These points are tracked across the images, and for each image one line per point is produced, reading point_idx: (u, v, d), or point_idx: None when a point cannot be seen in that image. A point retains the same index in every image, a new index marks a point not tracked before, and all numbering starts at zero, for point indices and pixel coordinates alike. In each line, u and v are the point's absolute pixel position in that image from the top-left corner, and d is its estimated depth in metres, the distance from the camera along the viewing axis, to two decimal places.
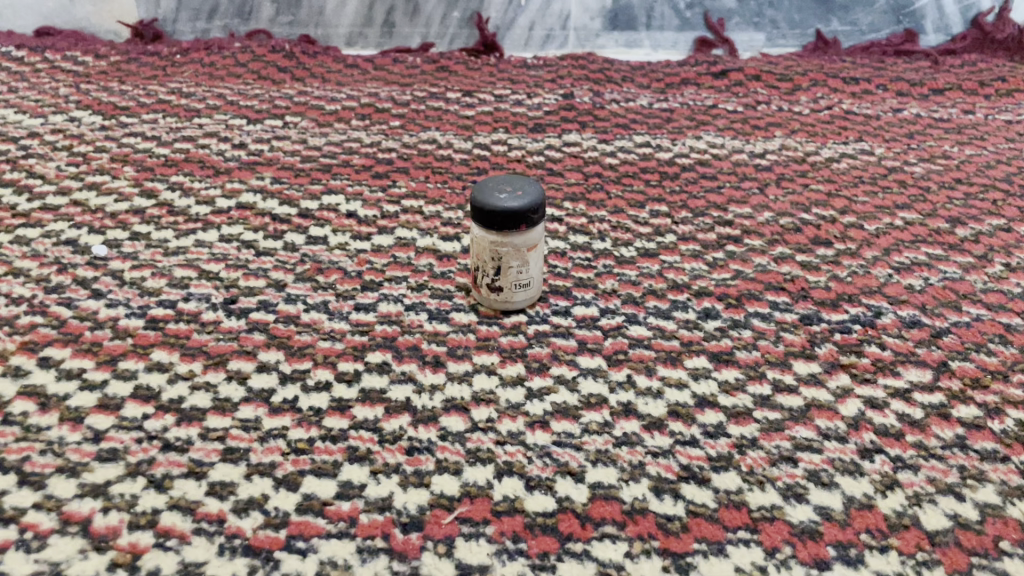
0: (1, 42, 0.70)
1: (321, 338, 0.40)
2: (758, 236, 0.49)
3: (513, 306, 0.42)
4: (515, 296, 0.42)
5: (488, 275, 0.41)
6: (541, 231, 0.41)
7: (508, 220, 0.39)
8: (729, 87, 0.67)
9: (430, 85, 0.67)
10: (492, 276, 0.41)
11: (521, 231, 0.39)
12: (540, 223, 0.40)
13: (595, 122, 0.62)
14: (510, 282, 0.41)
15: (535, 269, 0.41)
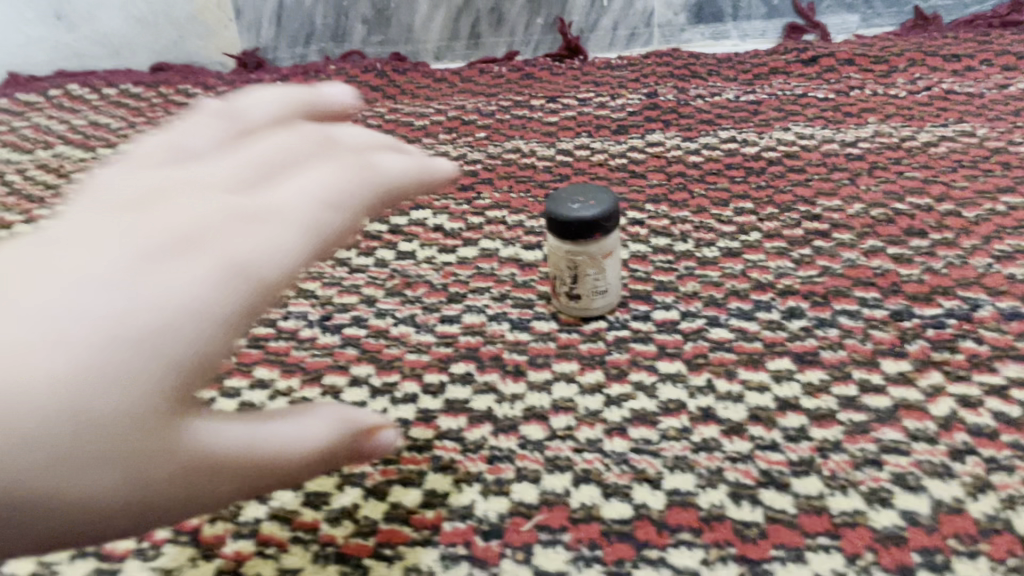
0: (121, 80, 0.76)
1: (410, 351, 0.42)
2: (848, 229, 0.48)
3: (596, 311, 0.43)
4: (594, 302, 0.42)
5: (566, 284, 0.42)
6: (614, 236, 0.41)
7: (581, 229, 0.40)
8: (820, 73, 0.65)
9: (515, 94, 0.68)
10: (570, 284, 0.42)
11: (595, 239, 0.40)
12: (614, 230, 0.41)
13: (679, 120, 0.61)
14: (588, 290, 0.42)
15: (612, 275, 0.42)
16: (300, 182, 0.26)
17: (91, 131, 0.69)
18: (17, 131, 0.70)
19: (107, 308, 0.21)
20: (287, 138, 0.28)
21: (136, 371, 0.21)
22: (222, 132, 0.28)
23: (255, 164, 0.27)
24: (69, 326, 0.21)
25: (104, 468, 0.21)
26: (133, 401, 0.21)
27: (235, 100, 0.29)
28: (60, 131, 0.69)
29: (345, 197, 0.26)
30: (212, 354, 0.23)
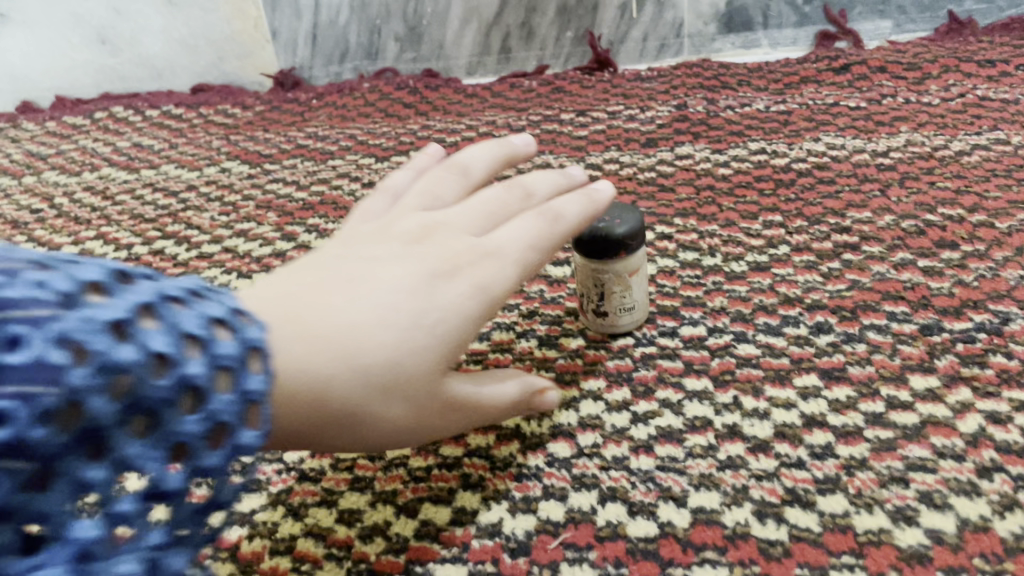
0: (164, 101, 0.79)
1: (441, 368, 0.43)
2: (878, 242, 0.48)
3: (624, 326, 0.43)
4: (620, 319, 0.43)
5: (593, 301, 0.43)
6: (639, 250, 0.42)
7: (606, 247, 0.40)
8: (852, 82, 0.64)
9: (545, 108, 0.69)
10: (597, 301, 0.42)
11: (620, 257, 0.40)
12: (638, 248, 0.41)
13: (708, 132, 0.61)
14: (615, 307, 0.42)
15: (639, 293, 0.42)
16: (512, 230, 0.37)
17: (135, 153, 0.71)
18: (64, 154, 0.72)
19: (412, 294, 0.32)
20: (495, 192, 0.39)
21: (454, 342, 0.32)
22: (455, 185, 0.41)
23: (483, 209, 0.38)
24: (393, 316, 0.31)
25: (424, 401, 0.32)
26: (431, 364, 0.31)
27: (461, 159, 0.42)
28: (106, 153, 0.71)
29: (541, 243, 0.37)
30: (470, 333, 0.33)
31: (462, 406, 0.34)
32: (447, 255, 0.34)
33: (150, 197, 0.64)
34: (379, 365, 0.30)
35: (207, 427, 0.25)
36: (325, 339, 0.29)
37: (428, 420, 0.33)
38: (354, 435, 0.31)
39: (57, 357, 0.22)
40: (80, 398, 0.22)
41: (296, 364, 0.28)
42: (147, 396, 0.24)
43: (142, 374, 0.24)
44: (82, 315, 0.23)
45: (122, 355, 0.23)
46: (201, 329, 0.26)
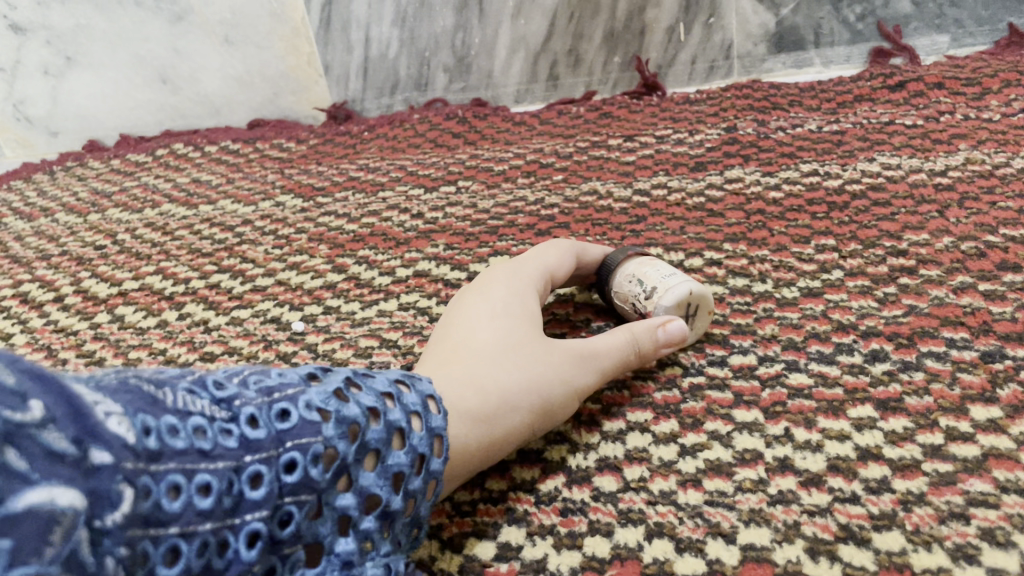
0: (222, 137, 0.81)
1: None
2: (936, 265, 0.46)
3: (679, 292, 0.42)
4: (669, 282, 0.43)
5: (636, 292, 0.44)
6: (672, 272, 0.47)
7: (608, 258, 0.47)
8: (908, 99, 0.62)
9: (593, 134, 0.69)
10: (639, 288, 0.44)
11: (624, 254, 0.47)
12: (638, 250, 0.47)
13: (758, 154, 0.60)
14: (654, 277, 0.44)
15: (667, 266, 0.45)
16: (526, 250, 0.46)
17: (194, 188, 0.73)
18: (128, 190, 0.75)
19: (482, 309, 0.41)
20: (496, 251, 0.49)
21: (526, 313, 0.41)
22: None
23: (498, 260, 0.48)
24: (477, 319, 0.40)
25: (547, 352, 0.38)
26: (530, 333, 0.39)
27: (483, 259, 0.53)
28: (166, 189, 0.74)
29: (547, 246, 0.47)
30: (536, 309, 0.42)
31: (589, 353, 0.40)
32: (493, 281, 0.43)
33: (207, 231, 0.66)
34: (491, 343, 0.38)
35: (415, 459, 0.30)
36: (452, 362, 0.37)
37: (569, 367, 0.39)
38: (529, 398, 0.36)
39: (313, 416, 0.27)
40: (336, 444, 0.27)
41: (451, 376, 0.36)
42: (374, 439, 0.28)
43: (365, 423, 0.28)
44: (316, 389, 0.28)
45: (353, 409, 0.28)
46: (389, 387, 0.31)
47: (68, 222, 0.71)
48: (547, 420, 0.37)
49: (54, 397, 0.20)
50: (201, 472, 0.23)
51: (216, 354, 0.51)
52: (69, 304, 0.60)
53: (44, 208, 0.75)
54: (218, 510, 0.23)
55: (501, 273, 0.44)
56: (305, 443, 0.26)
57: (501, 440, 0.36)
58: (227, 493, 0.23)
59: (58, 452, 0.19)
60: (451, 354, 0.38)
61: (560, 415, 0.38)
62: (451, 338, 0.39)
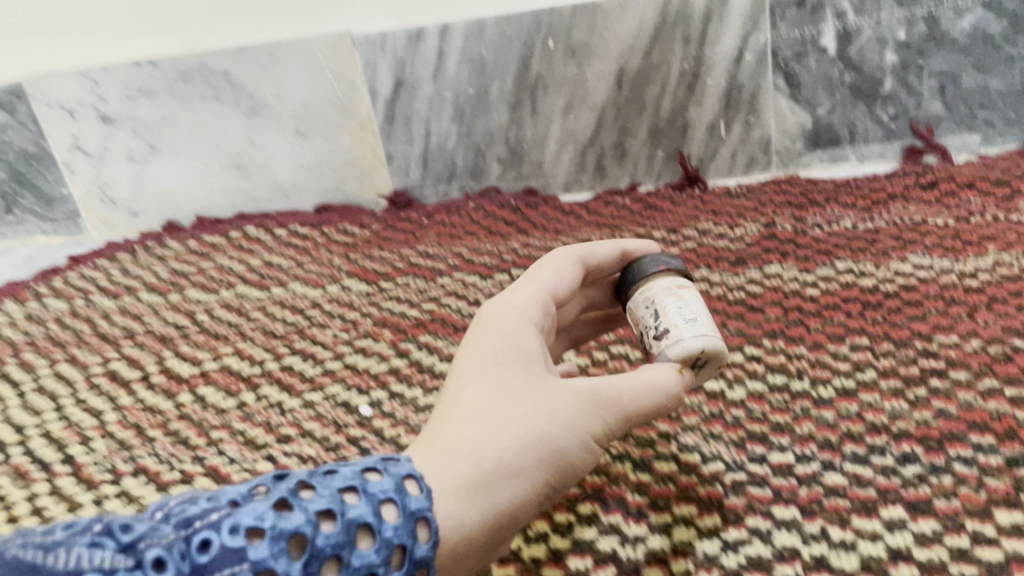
0: (291, 221, 0.87)
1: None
2: (965, 367, 0.49)
3: (688, 348, 0.45)
4: (682, 331, 0.46)
5: (652, 326, 0.47)
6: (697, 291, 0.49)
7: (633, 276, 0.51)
8: (939, 199, 0.66)
9: (638, 226, 0.73)
10: (655, 323, 0.47)
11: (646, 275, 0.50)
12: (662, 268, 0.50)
13: (796, 251, 0.64)
14: (672, 320, 0.47)
15: (693, 307, 0.47)
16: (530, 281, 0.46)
17: (266, 270, 0.79)
18: (205, 272, 0.81)
19: (478, 351, 0.41)
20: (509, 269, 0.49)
21: (523, 352, 0.41)
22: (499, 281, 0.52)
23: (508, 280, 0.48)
24: (472, 368, 0.40)
25: (546, 397, 0.39)
26: (523, 383, 0.39)
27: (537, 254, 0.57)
28: (241, 271, 0.80)
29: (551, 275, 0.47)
30: (533, 346, 0.42)
31: (595, 393, 0.40)
32: (491, 316, 0.43)
33: (279, 314, 0.71)
34: (480, 399, 0.38)
35: (385, 552, 0.32)
36: (442, 426, 0.38)
37: (573, 410, 0.39)
38: (530, 454, 0.37)
39: (238, 540, 0.30)
40: (268, 563, 0.29)
41: (440, 446, 0.37)
42: (324, 544, 0.31)
43: (312, 532, 0.31)
44: (252, 510, 0.31)
45: (289, 522, 0.31)
46: (352, 483, 0.33)
47: (150, 301, 0.77)
48: (556, 468, 0.38)
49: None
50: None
51: (291, 436, 0.56)
52: (155, 383, 0.65)
53: (128, 287, 0.81)
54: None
55: (500, 306, 0.44)
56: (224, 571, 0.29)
57: (509, 505, 0.37)
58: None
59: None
60: (448, 413, 0.39)
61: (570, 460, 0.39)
62: (448, 393, 0.40)
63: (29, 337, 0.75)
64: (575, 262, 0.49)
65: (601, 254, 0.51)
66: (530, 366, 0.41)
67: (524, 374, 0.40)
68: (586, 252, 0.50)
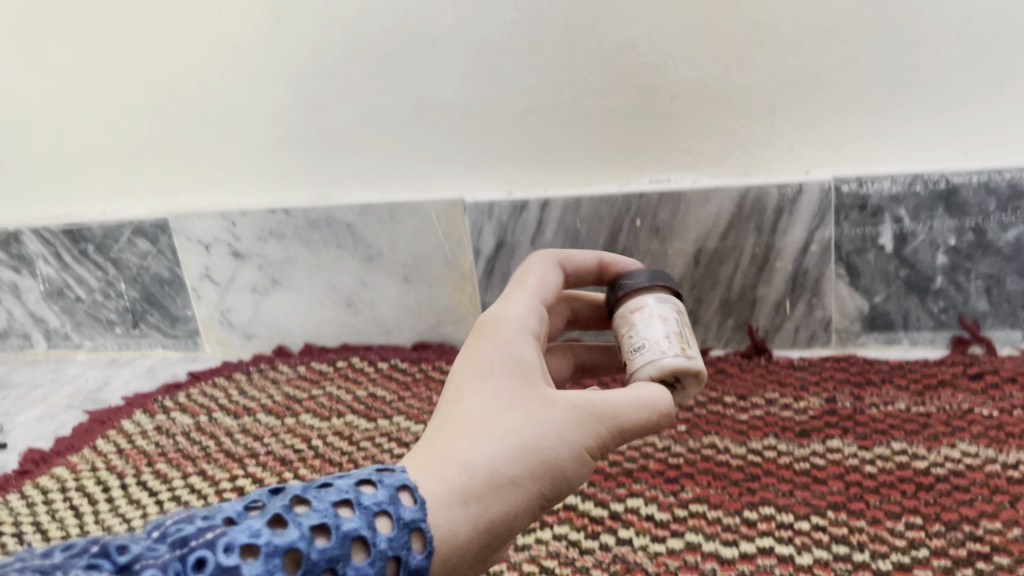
0: (392, 355, 0.99)
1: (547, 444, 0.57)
2: (1008, 553, 0.56)
3: (645, 371, 0.58)
4: (638, 358, 0.59)
5: (623, 357, 0.61)
6: (657, 307, 0.62)
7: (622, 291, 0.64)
8: (984, 389, 0.74)
9: (710, 388, 0.82)
10: (624, 355, 0.61)
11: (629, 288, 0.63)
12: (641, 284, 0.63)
13: (855, 427, 0.72)
14: (631, 350, 0.60)
15: (646, 333, 0.60)
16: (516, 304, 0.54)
17: (371, 402, 0.89)
18: (316, 399, 0.91)
19: (475, 367, 0.49)
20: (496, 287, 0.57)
21: (519, 369, 0.49)
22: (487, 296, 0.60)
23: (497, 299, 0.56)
24: (473, 386, 0.48)
25: (539, 413, 0.47)
26: (520, 399, 0.47)
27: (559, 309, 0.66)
28: (350, 401, 0.90)
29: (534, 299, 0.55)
30: (529, 361, 0.50)
31: (587, 408, 0.48)
32: (486, 336, 0.51)
33: (387, 445, 0.80)
34: (480, 414, 0.46)
35: (378, 563, 0.38)
36: (446, 437, 0.45)
37: (567, 424, 0.47)
38: (521, 465, 0.45)
39: (232, 557, 0.35)
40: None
41: (442, 455, 0.44)
42: (318, 557, 0.36)
43: (307, 547, 0.36)
44: (248, 532, 0.36)
45: (288, 537, 0.36)
46: (341, 501, 0.40)
47: (268, 422, 0.87)
48: (547, 477, 0.46)
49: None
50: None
51: None
52: None
53: (247, 407, 0.91)
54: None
55: (494, 325, 0.52)
56: None
57: (505, 510, 0.44)
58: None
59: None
60: (451, 422, 0.46)
61: (561, 471, 0.46)
62: (450, 406, 0.47)
63: (161, 449, 0.85)
64: (553, 258, 0.63)
65: (577, 257, 0.65)
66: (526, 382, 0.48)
67: (520, 391, 0.48)
68: (566, 254, 0.64)
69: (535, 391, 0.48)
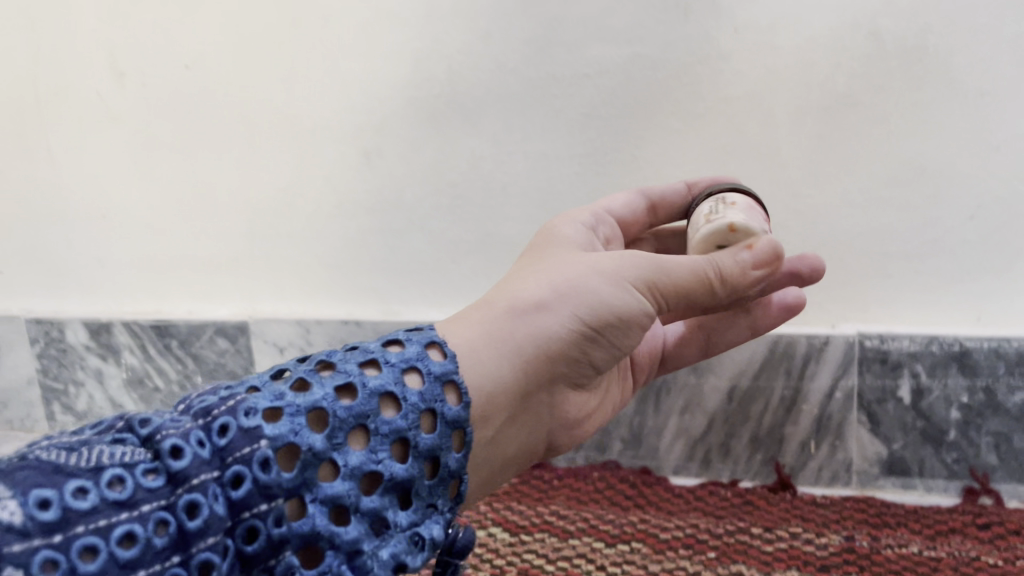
0: None
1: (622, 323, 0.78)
2: None
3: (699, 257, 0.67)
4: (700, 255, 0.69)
5: None
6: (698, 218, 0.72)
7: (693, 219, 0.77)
8: (991, 539, 0.81)
9: (738, 519, 0.90)
10: None
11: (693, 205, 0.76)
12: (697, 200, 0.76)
13: (871, 566, 0.79)
14: None
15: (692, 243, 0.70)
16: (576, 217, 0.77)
17: None
18: None
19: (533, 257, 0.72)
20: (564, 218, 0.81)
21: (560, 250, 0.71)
22: None
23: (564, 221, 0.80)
24: (528, 265, 0.71)
25: (576, 265, 0.67)
26: (559, 262, 0.68)
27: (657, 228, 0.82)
28: None
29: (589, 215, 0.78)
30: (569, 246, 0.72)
31: (621, 253, 0.66)
32: (545, 237, 0.75)
33: None
34: (526, 276, 0.68)
35: (409, 415, 0.54)
36: (502, 294, 0.67)
37: (598, 266, 0.66)
38: (552, 297, 0.64)
39: (253, 421, 0.49)
40: (290, 436, 0.49)
41: (497, 302, 0.66)
42: (345, 414, 0.52)
43: (333, 406, 0.52)
44: (274, 400, 0.51)
45: (313, 398, 0.52)
46: (364, 365, 0.56)
47: None
48: (581, 298, 0.64)
49: (14, 483, 0.40)
50: (155, 482, 0.45)
51: None
52: None
53: None
54: (184, 496, 0.45)
55: (554, 230, 0.75)
56: (246, 439, 0.48)
57: (546, 331, 0.64)
58: (189, 488, 0.45)
59: (32, 515, 0.40)
60: (511, 282, 0.68)
61: (600, 297, 0.64)
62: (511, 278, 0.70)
63: None
64: (636, 194, 0.82)
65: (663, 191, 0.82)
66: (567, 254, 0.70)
67: (561, 259, 0.69)
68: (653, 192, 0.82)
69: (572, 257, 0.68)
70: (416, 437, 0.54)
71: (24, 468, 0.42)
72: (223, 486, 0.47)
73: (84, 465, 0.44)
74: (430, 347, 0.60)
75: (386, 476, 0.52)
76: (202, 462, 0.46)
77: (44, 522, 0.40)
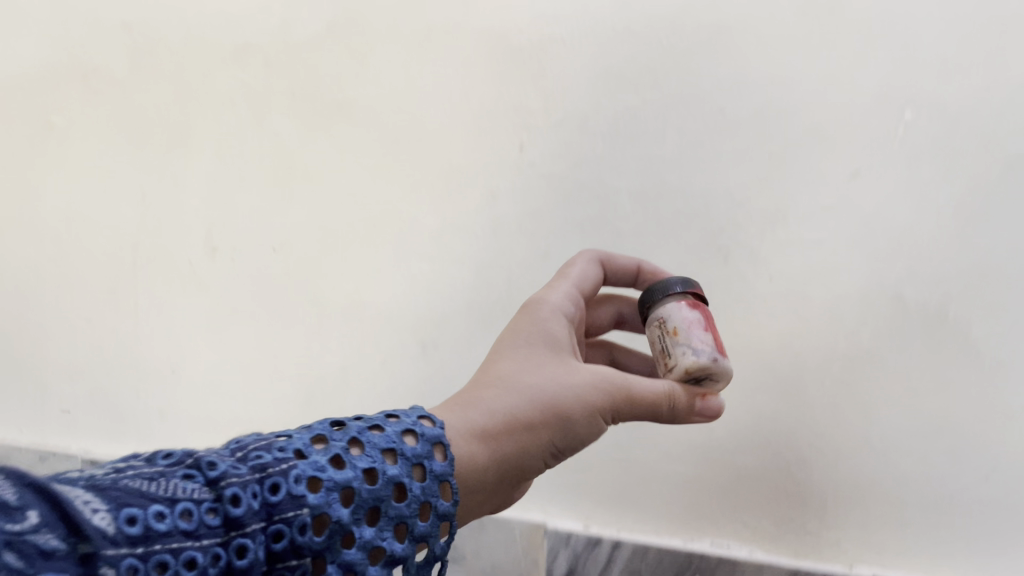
0: None
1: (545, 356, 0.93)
2: None
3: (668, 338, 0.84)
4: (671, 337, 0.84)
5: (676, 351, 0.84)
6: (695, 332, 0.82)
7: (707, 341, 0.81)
8: None
9: None
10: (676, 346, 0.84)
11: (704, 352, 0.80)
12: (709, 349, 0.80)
13: None
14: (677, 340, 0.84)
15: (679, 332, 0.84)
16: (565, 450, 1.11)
17: None
18: None
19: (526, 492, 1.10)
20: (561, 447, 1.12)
21: (546, 341, 0.82)
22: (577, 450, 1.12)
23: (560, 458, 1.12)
24: (511, 351, 0.81)
25: (558, 374, 0.78)
26: (545, 366, 0.79)
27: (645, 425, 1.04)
28: None
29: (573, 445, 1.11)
30: (555, 335, 0.84)
31: (601, 376, 0.78)
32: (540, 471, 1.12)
33: None
34: (506, 370, 0.78)
35: (412, 507, 0.62)
36: (479, 383, 0.78)
37: (576, 382, 0.77)
38: (529, 408, 0.75)
39: (300, 488, 0.56)
40: (324, 504, 0.57)
41: (478, 392, 0.76)
42: (367, 495, 0.59)
43: (358, 485, 0.59)
44: (314, 464, 0.59)
45: (347, 476, 0.59)
46: (390, 445, 0.64)
47: None
48: (556, 415, 0.75)
49: (111, 500, 0.49)
50: (213, 521, 0.52)
51: None
52: None
53: None
54: (236, 540, 0.52)
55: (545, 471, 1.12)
56: (291, 501, 0.56)
57: (519, 440, 0.74)
58: (241, 533, 0.53)
59: (121, 529, 0.48)
60: (491, 370, 0.79)
61: (572, 414, 0.75)
62: (493, 362, 0.80)
63: None
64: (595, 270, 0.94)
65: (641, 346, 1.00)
66: (549, 354, 0.81)
67: (542, 360, 0.80)
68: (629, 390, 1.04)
69: (560, 361, 0.80)
70: (416, 524, 0.62)
71: (115, 488, 0.50)
72: (264, 537, 0.54)
73: (162, 495, 0.51)
74: (436, 446, 0.67)
75: (387, 552, 0.60)
76: (253, 513, 0.54)
77: (128, 535, 0.48)
